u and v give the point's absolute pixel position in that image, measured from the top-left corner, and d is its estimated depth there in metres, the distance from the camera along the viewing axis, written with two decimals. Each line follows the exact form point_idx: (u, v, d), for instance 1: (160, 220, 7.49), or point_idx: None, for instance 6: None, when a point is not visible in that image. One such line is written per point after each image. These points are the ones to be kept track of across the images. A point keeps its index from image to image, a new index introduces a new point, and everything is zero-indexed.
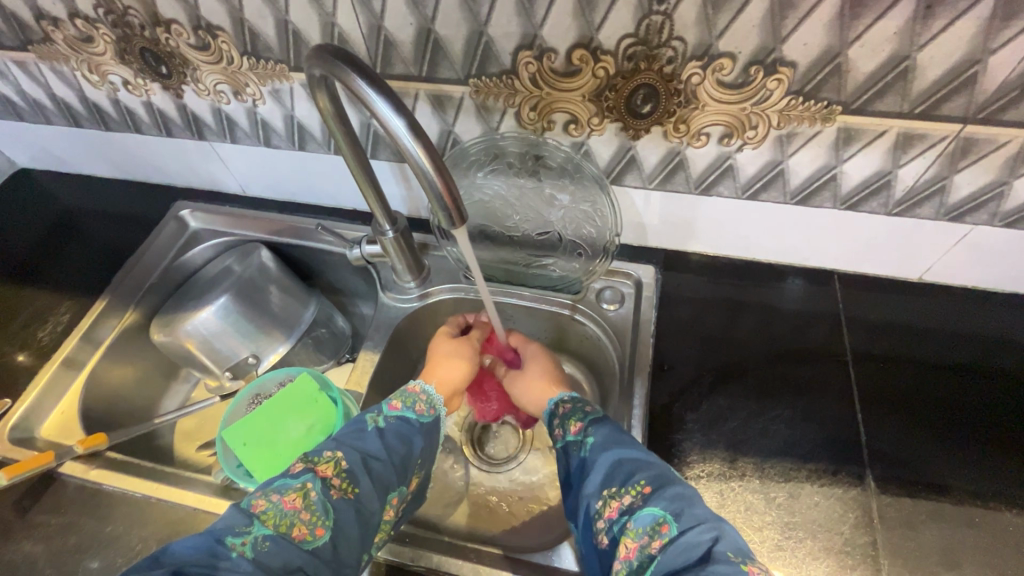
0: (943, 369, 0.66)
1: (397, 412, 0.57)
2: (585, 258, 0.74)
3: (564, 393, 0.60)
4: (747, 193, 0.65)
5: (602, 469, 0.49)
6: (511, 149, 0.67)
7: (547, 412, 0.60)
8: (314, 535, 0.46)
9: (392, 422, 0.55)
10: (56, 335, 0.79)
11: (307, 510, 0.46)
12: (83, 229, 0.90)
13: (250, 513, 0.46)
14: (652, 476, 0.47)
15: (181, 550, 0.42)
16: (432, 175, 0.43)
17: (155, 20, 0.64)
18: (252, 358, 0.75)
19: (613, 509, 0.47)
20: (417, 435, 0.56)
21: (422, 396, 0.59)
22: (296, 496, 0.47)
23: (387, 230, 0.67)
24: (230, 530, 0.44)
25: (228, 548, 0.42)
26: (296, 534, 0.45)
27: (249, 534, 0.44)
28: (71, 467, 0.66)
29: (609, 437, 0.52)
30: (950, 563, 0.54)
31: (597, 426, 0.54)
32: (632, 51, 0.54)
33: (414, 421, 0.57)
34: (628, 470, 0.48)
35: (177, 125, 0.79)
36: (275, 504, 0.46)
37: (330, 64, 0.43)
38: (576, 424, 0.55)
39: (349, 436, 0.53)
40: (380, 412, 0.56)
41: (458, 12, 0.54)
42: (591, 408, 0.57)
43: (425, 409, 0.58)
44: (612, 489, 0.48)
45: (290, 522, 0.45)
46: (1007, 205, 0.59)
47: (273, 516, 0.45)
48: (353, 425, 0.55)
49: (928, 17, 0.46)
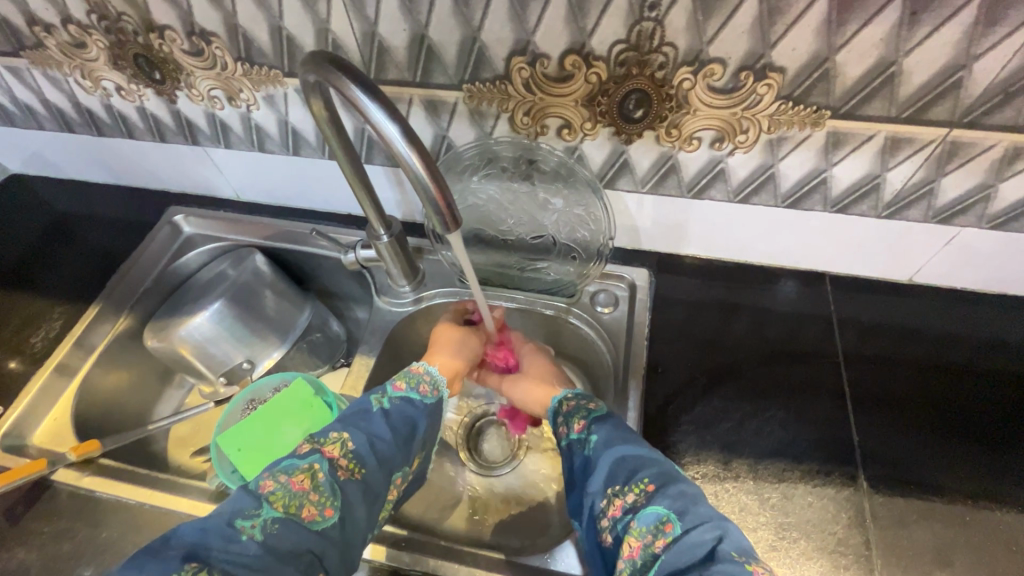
0: (934, 369, 0.67)
1: (401, 393, 0.57)
2: (579, 261, 0.74)
3: (567, 391, 0.61)
4: (739, 197, 0.66)
5: (606, 466, 0.50)
6: (505, 154, 0.68)
7: (550, 412, 0.60)
8: (323, 515, 0.46)
9: (396, 403, 0.56)
10: (49, 342, 0.78)
11: (315, 491, 0.47)
12: (76, 234, 0.89)
13: (258, 494, 0.46)
14: (655, 474, 0.48)
15: (189, 533, 0.42)
16: (425, 179, 0.43)
17: (148, 26, 0.64)
18: (246, 363, 0.76)
19: (616, 507, 0.47)
20: (421, 416, 0.57)
21: (426, 377, 0.60)
22: (304, 477, 0.47)
23: (382, 234, 0.67)
24: (239, 513, 0.44)
25: (238, 531, 0.43)
26: (306, 514, 0.45)
27: (258, 516, 0.44)
28: (64, 474, 0.65)
29: (612, 435, 0.53)
30: (943, 561, 0.54)
31: (599, 424, 0.54)
32: (623, 58, 0.54)
33: (418, 401, 0.57)
34: (632, 468, 0.49)
35: (170, 130, 0.79)
36: (283, 485, 0.46)
37: (324, 70, 0.43)
38: (580, 422, 0.56)
39: (354, 417, 0.54)
40: (385, 393, 0.57)
41: (451, 18, 0.55)
42: (595, 406, 0.57)
43: (428, 390, 0.59)
44: (615, 487, 0.48)
45: (298, 503, 0.46)
46: (994, 207, 0.60)
47: (281, 497, 0.45)
48: (356, 406, 0.55)
49: (915, 22, 0.46)
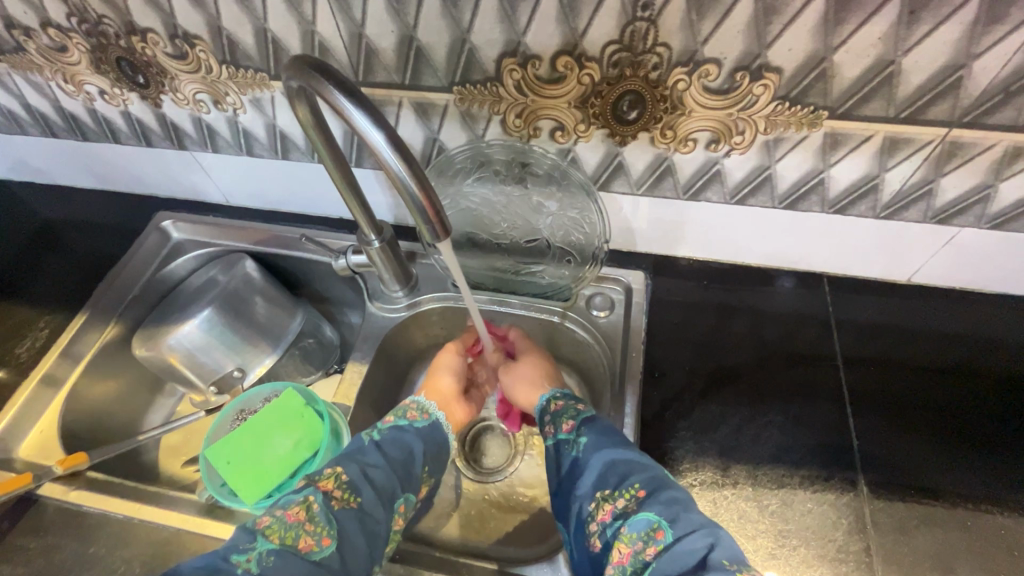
0: (933, 371, 0.66)
1: (391, 424, 0.57)
2: (574, 265, 0.73)
3: (555, 389, 0.61)
4: (736, 198, 0.65)
5: (596, 469, 0.49)
6: (497, 157, 0.67)
7: (539, 410, 0.60)
8: (321, 545, 0.45)
9: (387, 433, 0.56)
10: (36, 352, 0.77)
11: (311, 522, 0.46)
12: (62, 240, 0.88)
13: (255, 529, 0.45)
14: (647, 479, 0.47)
15: (185, 571, 0.41)
16: (411, 184, 0.42)
17: (130, 29, 0.62)
18: (237, 371, 0.74)
19: (606, 512, 0.46)
20: (415, 441, 0.56)
21: (412, 405, 0.60)
22: (299, 509, 0.46)
23: (373, 239, 0.66)
24: (234, 548, 0.43)
25: (233, 566, 0.41)
26: (302, 545, 0.44)
27: (253, 549, 0.43)
28: (51, 489, 0.64)
29: (602, 438, 0.52)
30: (945, 567, 0.54)
31: (589, 426, 0.54)
32: (616, 58, 0.53)
33: (409, 427, 0.57)
34: (623, 472, 0.48)
35: (156, 135, 0.77)
36: (278, 518, 0.45)
37: (305, 74, 0.42)
38: (568, 423, 0.55)
39: (348, 452, 0.53)
40: (375, 428, 0.57)
41: (440, 19, 0.53)
42: (583, 408, 0.57)
43: (418, 415, 0.59)
44: (605, 491, 0.47)
45: (295, 534, 0.44)
46: (994, 207, 0.59)
47: (277, 530, 0.44)
48: (349, 443, 0.55)
49: (913, 21, 0.45)
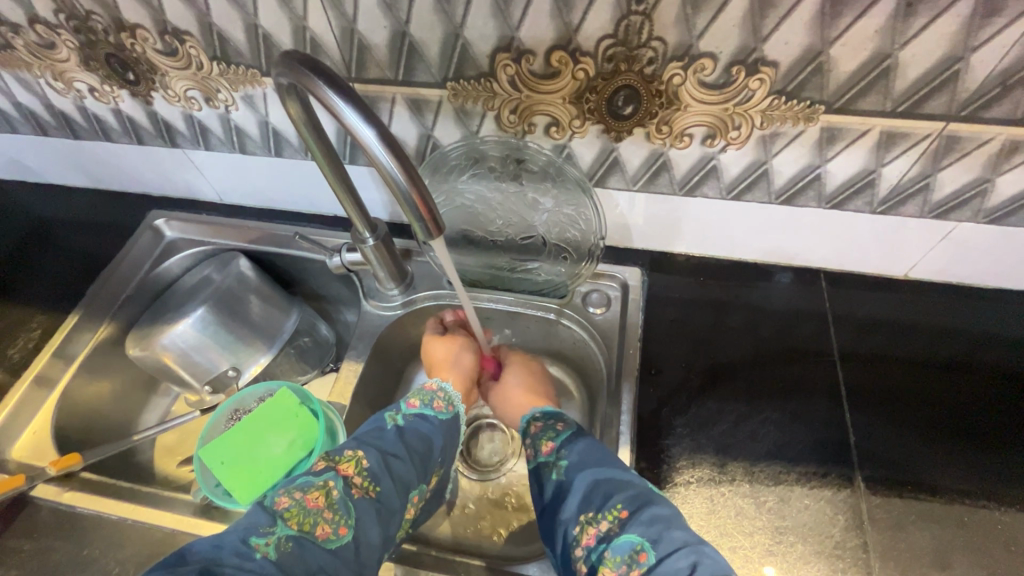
0: (929, 366, 0.66)
1: (416, 410, 0.56)
2: (570, 261, 0.73)
3: (536, 409, 0.60)
4: (733, 193, 0.65)
5: (579, 492, 0.49)
6: (492, 153, 0.66)
7: (522, 428, 0.59)
8: (337, 534, 0.45)
9: (412, 420, 0.55)
10: (27, 352, 0.76)
11: (329, 509, 0.46)
12: (54, 240, 0.87)
13: (274, 512, 0.45)
14: (629, 499, 0.47)
15: (204, 550, 0.41)
16: (401, 181, 0.41)
17: (119, 25, 0.62)
18: (232, 370, 0.73)
19: (590, 536, 0.46)
20: (436, 433, 0.56)
21: (440, 394, 0.59)
22: (319, 494, 0.47)
23: (366, 236, 0.65)
24: (253, 530, 0.43)
25: (252, 548, 0.41)
26: (320, 532, 0.44)
27: (273, 533, 0.43)
28: (45, 490, 0.63)
29: (584, 458, 0.51)
30: (942, 563, 0.53)
31: (569, 447, 0.53)
32: (611, 53, 0.53)
33: (433, 418, 0.56)
34: (605, 493, 0.48)
35: (147, 132, 0.76)
36: (298, 502, 0.46)
37: (295, 71, 0.42)
38: (548, 444, 0.54)
39: (370, 435, 0.53)
40: (399, 411, 0.56)
41: (432, 14, 0.53)
42: (564, 426, 0.56)
43: (444, 406, 0.58)
44: (589, 514, 0.47)
45: (313, 520, 0.45)
46: (991, 201, 0.58)
47: (297, 515, 0.45)
48: (371, 424, 0.54)
49: (910, 14, 0.45)
